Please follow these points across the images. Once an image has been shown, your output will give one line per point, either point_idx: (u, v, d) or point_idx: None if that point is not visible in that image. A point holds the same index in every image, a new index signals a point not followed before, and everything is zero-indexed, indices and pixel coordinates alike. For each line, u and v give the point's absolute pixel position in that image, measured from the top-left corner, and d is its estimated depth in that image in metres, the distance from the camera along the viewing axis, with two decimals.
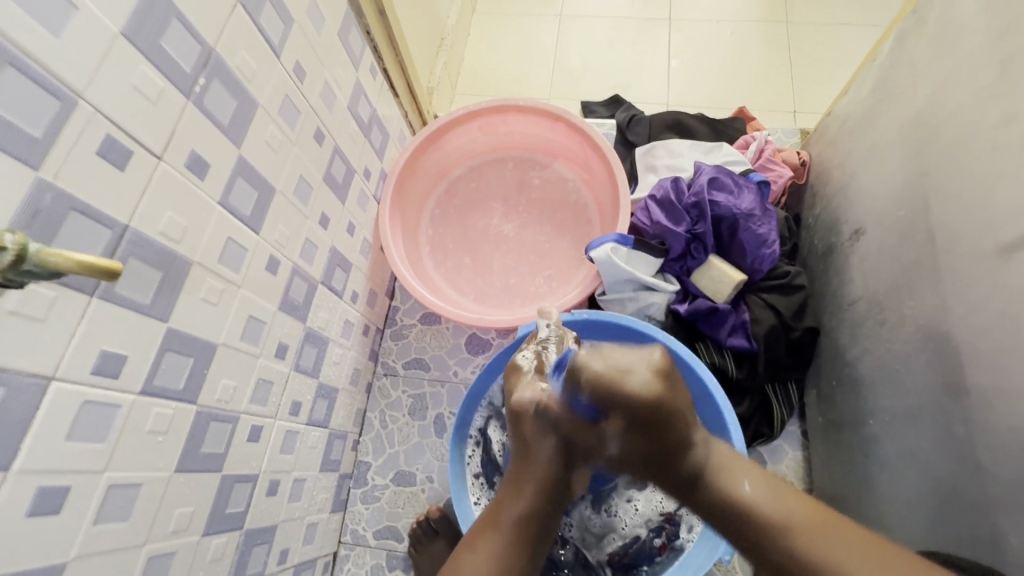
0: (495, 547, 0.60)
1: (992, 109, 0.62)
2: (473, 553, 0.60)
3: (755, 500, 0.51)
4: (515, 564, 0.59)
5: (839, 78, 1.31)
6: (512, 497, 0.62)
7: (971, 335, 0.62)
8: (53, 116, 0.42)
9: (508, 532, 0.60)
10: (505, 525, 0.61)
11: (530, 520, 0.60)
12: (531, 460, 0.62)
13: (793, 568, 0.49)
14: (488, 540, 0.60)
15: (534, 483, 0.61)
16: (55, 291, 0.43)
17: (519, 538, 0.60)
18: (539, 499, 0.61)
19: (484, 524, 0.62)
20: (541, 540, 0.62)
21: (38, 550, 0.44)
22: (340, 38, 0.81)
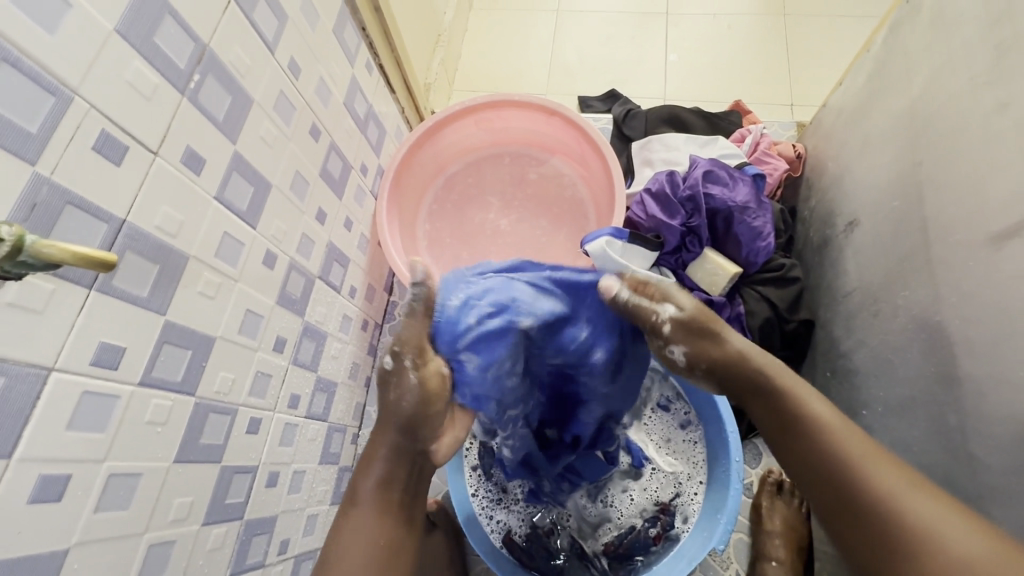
0: (366, 522, 0.58)
1: (983, 99, 0.62)
2: (341, 533, 0.58)
3: (815, 410, 0.58)
4: (386, 540, 0.58)
5: (837, 70, 1.30)
6: (367, 466, 0.60)
7: (962, 324, 0.63)
8: (49, 112, 0.42)
9: (374, 502, 0.59)
10: (363, 495, 0.60)
11: (389, 483, 0.60)
12: (390, 413, 0.59)
13: (835, 466, 0.55)
14: (351, 522, 0.59)
15: (385, 452, 0.60)
16: (53, 284, 0.44)
17: (382, 506, 0.59)
18: (392, 463, 0.60)
19: (346, 500, 0.61)
20: (405, 501, 0.61)
21: (42, 536, 0.46)
22: (335, 33, 0.81)
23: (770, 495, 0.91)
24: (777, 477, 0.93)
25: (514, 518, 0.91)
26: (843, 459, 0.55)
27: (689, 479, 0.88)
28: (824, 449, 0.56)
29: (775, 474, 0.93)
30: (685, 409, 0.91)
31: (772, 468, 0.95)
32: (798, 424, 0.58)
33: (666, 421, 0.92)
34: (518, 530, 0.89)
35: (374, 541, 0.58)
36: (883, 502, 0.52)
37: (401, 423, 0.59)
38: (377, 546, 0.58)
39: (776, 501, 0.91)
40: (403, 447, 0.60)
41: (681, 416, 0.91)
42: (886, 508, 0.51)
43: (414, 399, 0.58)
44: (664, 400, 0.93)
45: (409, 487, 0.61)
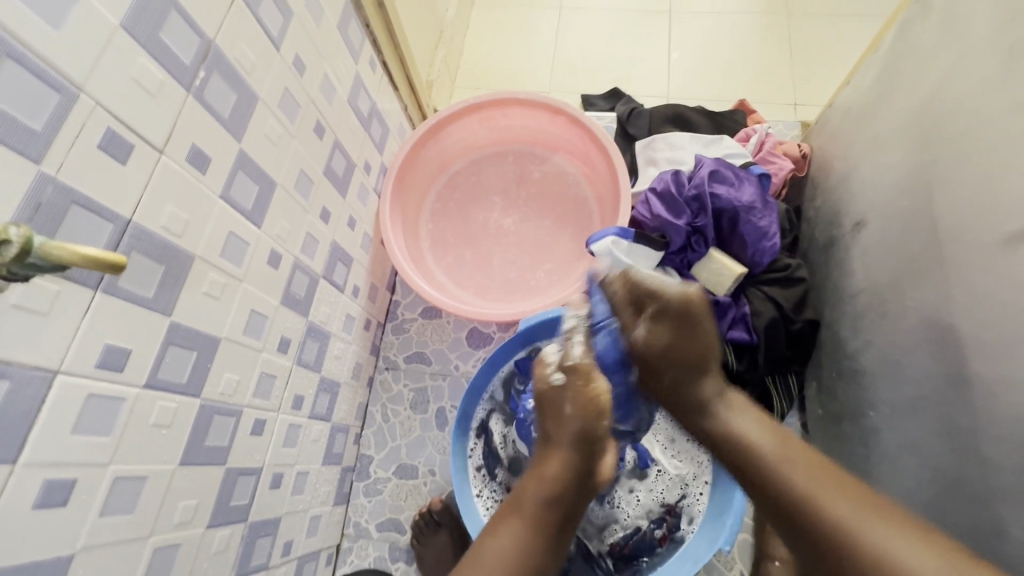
0: (512, 531, 0.60)
1: (996, 101, 0.62)
2: (494, 537, 0.60)
3: (757, 439, 0.62)
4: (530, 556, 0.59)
5: (840, 69, 1.30)
6: (537, 482, 0.63)
7: (973, 326, 0.62)
8: (53, 109, 0.42)
9: (529, 514, 0.61)
10: (527, 506, 0.62)
11: (553, 504, 0.62)
12: (563, 428, 0.64)
13: (782, 491, 0.57)
14: (507, 530, 0.61)
15: (555, 470, 0.63)
16: (58, 285, 0.43)
17: (540, 526, 0.61)
18: (563, 484, 0.62)
19: (507, 509, 0.63)
20: (563, 527, 0.62)
21: (47, 542, 0.45)
22: (340, 30, 0.80)
23: None
24: None
25: None
26: (788, 489, 0.56)
27: (694, 480, 0.88)
28: (768, 476, 0.59)
29: None
30: None
31: None
32: (741, 451, 0.62)
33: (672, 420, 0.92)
34: None
35: (524, 556, 0.58)
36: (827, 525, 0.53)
37: (578, 434, 0.64)
38: (521, 562, 0.58)
39: None
40: (569, 472, 0.63)
41: None
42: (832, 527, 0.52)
43: (576, 412, 0.64)
44: None
45: (570, 513, 0.63)
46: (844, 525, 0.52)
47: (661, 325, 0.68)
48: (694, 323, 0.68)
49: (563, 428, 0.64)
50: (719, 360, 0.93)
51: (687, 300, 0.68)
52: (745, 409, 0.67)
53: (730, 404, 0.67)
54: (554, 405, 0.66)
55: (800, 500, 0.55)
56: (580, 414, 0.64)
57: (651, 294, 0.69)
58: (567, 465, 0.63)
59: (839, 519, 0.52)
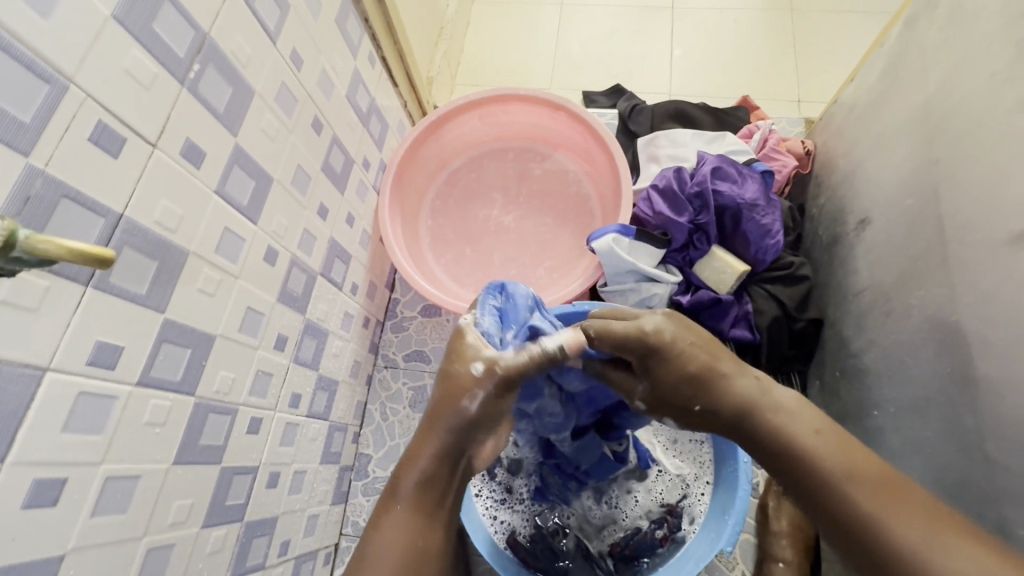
0: (395, 521, 0.58)
1: (1004, 96, 0.61)
2: (378, 530, 0.58)
3: (819, 455, 0.54)
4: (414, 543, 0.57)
5: (845, 66, 1.29)
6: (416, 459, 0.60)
7: (979, 325, 0.61)
8: (42, 100, 0.41)
9: (409, 501, 0.59)
10: (404, 487, 0.59)
11: (430, 484, 0.60)
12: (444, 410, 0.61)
13: (847, 520, 0.52)
14: (388, 518, 0.58)
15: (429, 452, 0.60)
16: (47, 280, 0.42)
17: (419, 505, 0.59)
18: (441, 462, 0.60)
19: (387, 496, 0.60)
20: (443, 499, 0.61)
21: (37, 541, 0.44)
22: (339, 24, 0.79)
23: (777, 495, 0.90)
24: None
25: (519, 518, 0.89)
26: (851, 509, 0.51)
27: (695, 480, 0.88)
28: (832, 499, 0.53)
29: None
30: None
31: None
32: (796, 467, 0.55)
33: None
34: (522, 531, 0.88)
35: (410, 543, 0.57)
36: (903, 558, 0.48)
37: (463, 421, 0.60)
38: (413, 545, 0.57)
39: (784, 501, 0.89)
40: (445, 454, 0.60)
41: None
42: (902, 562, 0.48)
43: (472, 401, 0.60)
44: None
45: (446, 487, 0.61)
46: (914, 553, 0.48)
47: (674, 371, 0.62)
48: (686, 377, 0.62)
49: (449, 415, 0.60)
50: None
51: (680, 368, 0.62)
52: (805, 429, 0.57)
53: (794, 429, 0.57)
54: (455, 385, 0.61)
55: (866, 517, 0.51)
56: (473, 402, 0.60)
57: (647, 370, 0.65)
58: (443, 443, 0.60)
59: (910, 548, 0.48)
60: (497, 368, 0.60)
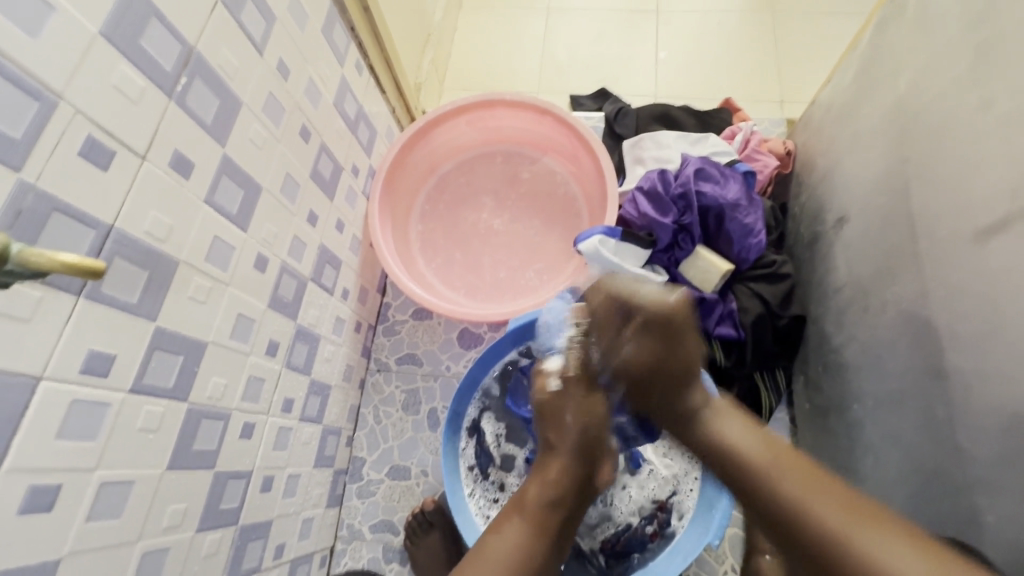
0: (519, 531, 0.62)
1: (967, 97, 0.63)
2: (497, 533, 0.63)
3: (738, 444, 0.59)
4: (536, 554, 0.61)
5: (824, 66, 1.31)
6: (542, 484, 0.65)
7: (949, 319, 0.63)
8: (33, 116, 0.42)
9: (531, 516, 0.64)
10: (527, 503, 0.65)
11: (552, 508, 0.64)
12: (561, 437, 0.67)
13: (777, 508, 0.54)
14: (511, 528, 0.63)
15: (557, 473, 0.65)
16: (40, 291, 0.44)
17: (539, 522, 0.63)
18: (569, 487, 0.65)
19: (512, 508, 0.66)
20: (563, 530, 0.65)
21: (34, 546, 0.45)
22: (325, 34, 0.81)
23: None
24: None
25: None
26: (775, 493, 0.54)
27: (686, 476, 0.89)
28: (762, 488, 0.55)
29: None
30: None
31: None
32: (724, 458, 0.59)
33: None
34: None
35: (524, 553, 0.61)
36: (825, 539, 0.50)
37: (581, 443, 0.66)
38: (526, 551, 0.61)
39: None
40: (569, 476, 0.66)
41: None
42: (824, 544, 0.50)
43: (578, 419, 0.67)
44: None
45: (571, 516, 0.65)
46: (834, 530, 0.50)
47: (649, 335, 0.62)
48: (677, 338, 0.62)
49: (564, 437, 0.67)
50: (707, 357, 0.94)
51: (669, 310, 0.62)
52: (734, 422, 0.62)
53: (717, 410, 0.63)
54: (552, 409, 0.69)
55: (782, 498, 0.54)
56: (580, 423, 0.67)
57: (636, 303, 0.63)
58: (569, 470, 0.66)
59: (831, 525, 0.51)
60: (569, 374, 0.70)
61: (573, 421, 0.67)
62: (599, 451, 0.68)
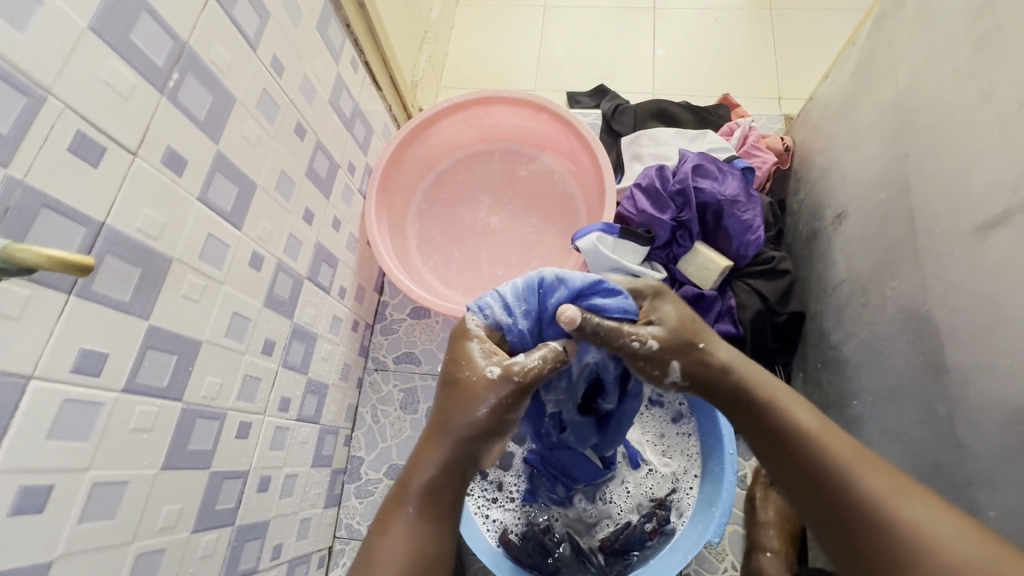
0: (406, 527, 0.54)
1: (965, 91, 0.62)
2: (386, 534, 0.54)
3: (802, 423, 0.57)
4: (428, 546, 0.54)
5: (823, 62, 1.31)
6: (420, 470, 0.56)
7: (949, 314, 0.63)
8: (21, 112, 0.41)
9: (417, 507, 0.55)
10: (414, 488, 0.55)
11: (442, 493, 0.56)
12: (444, 423, 0.56)
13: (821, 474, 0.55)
14: (396, 522, 0.54)
15: (436, 457, 0.56)
16: (30, 290, 0.43)
17: (431, 512, 0.55)
18: (455, 472, 0.56)
19: (394, 496, 0.56)
20: (454, 512, 0.57)
21: (26, 548, 0.45)
22: (320, 31, 0.80)
23: (764, 487, 0.91)
24: None
25: (511, 516, 0.90)
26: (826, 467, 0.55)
27: (684, 474, 0.89)
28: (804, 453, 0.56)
29: None
30: (677, 401, 0.92)
31: None
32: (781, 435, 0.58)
33: (659, 416, 0.93)
34: (514, 528, 0.89)
35: (416, 548, 0.53)
36: (873, 513, 0.51)
37: (474, 430, 0.55)
38: (419, 550, 0.53)
39: (770, 492, 0.91)
40: (460, 458, 0.56)
41: (674, 409, 0.92)
42: (874, 520, 0.51)
43: (485, 412, 0.55)
44: (656, 395, 0.93)
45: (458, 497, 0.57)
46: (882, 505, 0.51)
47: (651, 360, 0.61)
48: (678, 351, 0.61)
49: (460, 424, 0.55)
50: None
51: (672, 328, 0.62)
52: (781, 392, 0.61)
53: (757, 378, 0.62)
54: (463, 395, 0.56)
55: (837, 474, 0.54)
56: (488, 415, 0.55)
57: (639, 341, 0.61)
58: (455, 456, 0.56)
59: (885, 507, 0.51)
60: (516, 377, 0.56)
61: (493, 397, 0.55)
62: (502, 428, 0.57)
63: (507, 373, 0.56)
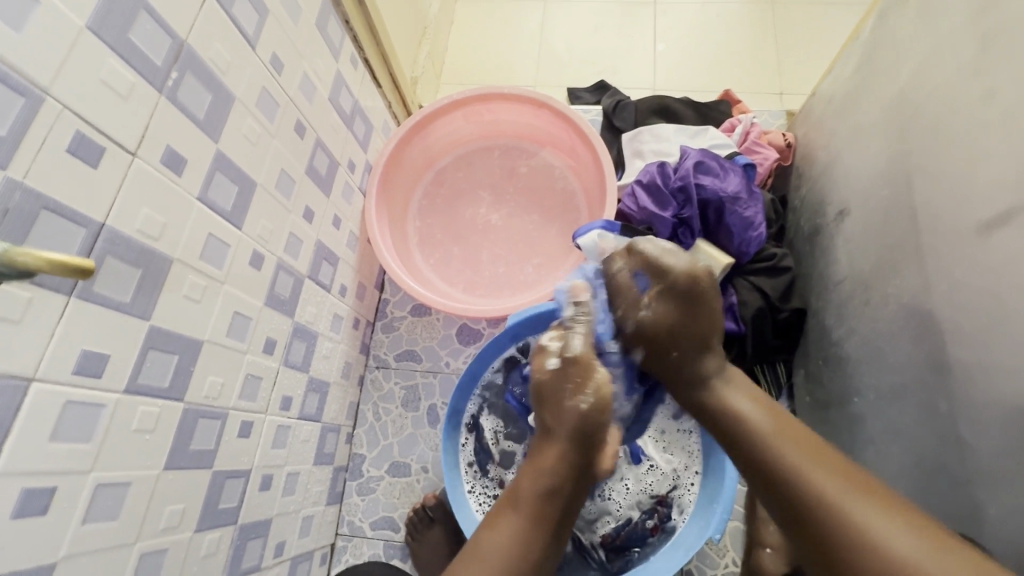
0: (512, 525, 0.60)
1: (969, 88, 0.62)
2: (494, 528, 0.60)
3: (767, 439, 0.58)
4: (529, 551, 0.58)
5: (824, 57, 1.30)
6: (532, 473, 0.62)
7: (951, 311, 0.63)
8: (19, 113, 0.41)
9: (526, 508, 0.60)
10: (523, 491, 0.61)
11: (550, 496, 0.61)
12: (556, 426, 0.63)
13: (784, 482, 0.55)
14: (505, 520, 0.60)
15: (552, 460, 0.62)
16: (30, 292, 0.43)
17: (538, 518, 0.60)
18: (562, 480, 0.61)
19: (506, 499, 0.63)
20: (556, 524, 0.61)
21: (29, 550, 0.45)
22: (319, 27, 0.79)
23: None
24: None
25: None
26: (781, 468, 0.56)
27: (685, 470, 0.89)
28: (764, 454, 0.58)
29: None
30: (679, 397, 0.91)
31: None
32: (743, 442, 0.60)
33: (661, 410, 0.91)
34: None
35: (518, 550, 0.58)
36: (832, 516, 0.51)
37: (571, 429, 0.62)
38: (520, 553, 0.58)
39: None
40: (565, 466, 0.62)
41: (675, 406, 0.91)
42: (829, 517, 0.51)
43: (574, 405, 0.62)
44: None
45: (565, 509, 0.62)
46: (830, 501, 0.52)
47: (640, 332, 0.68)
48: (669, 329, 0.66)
49: (562, 423, 0.62)
50: None
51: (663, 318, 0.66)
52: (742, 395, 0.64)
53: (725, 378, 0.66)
54: (556, 396, 0.64)
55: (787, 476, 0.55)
56: (578, 410, 0.62)
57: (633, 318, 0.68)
58: (562, 462, 0.62)
59: (828, 496, 0.52)
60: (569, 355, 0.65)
61: (581, 403, 0.62)
62: (596, 434, 0.63)
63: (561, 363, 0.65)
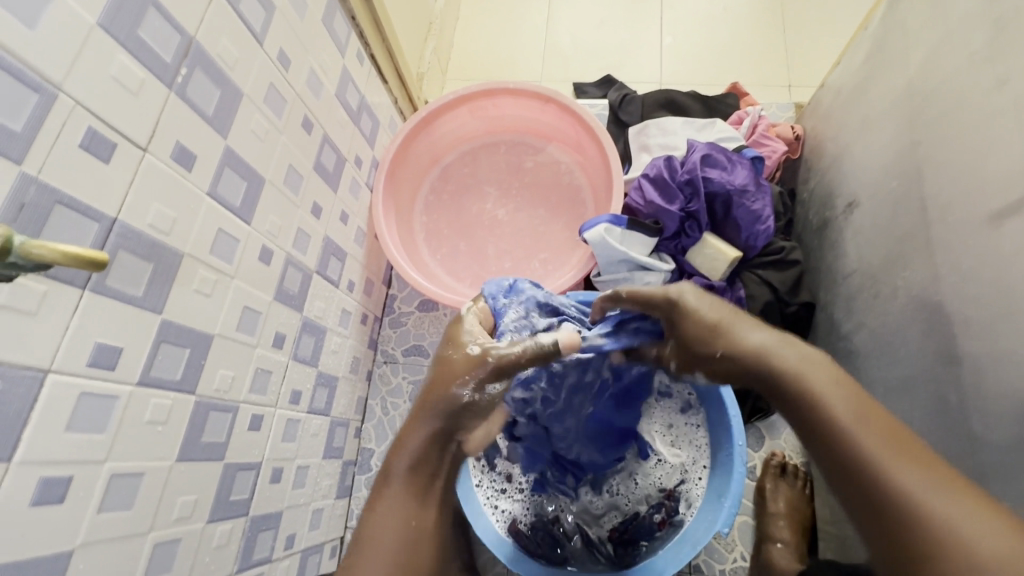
0: (393, 506, 0.55)
1: (980, 77, 0.61)
2: (373, 515, 0.55)
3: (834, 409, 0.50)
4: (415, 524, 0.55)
5: (833, 49, 1.29)
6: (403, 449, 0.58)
7: (962, 303, 0.62)
8: (33, 109, 0.42)
9: (402, 487, 0.56)
10: (398, 471, 0.57)
11: (428, 464, 0.57)
12: (434, 401, 0.59)
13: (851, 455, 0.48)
14: (383, 504, 0.55)
15: (420, 432, 0.58)
16: (46, 285, 0.44)
17: (418, 490, 0.57)
18: (436, 448, 0.58)
19: (378, 481, 0.58)
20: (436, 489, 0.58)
21: (46, 538, 0.45)
22: (325, 24, 0.80)
23: (773, 478, 0.91)
24: (780, 459, 0.93)
25: (519, 507, 0.90)
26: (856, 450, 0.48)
27: (693, 465, 0.87)
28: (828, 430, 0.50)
29: (778, 456, 0.93)
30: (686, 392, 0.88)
31: (775, 451, 0.96)
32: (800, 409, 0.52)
33: (667, 405, 0.90)
34: (524, 519, 0.89)
35: (406, 527, 0.54)
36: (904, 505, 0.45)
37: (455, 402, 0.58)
38: (406, 528, 0.54)
39: (780, 483, 0.91)
40: (447, 433, 0.58)
41: (682, 400, 0.88)
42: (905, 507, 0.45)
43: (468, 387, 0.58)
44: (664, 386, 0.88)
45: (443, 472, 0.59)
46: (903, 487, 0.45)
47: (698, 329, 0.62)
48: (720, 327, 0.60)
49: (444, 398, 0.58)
50: None
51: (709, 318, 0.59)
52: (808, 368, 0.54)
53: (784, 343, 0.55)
54: (448, 372, 0.60)
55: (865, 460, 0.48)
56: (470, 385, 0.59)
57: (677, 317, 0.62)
58: (436, 434, 0.58)
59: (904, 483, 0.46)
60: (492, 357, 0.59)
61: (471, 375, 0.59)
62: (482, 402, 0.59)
63: (484, 354, 0.59)
